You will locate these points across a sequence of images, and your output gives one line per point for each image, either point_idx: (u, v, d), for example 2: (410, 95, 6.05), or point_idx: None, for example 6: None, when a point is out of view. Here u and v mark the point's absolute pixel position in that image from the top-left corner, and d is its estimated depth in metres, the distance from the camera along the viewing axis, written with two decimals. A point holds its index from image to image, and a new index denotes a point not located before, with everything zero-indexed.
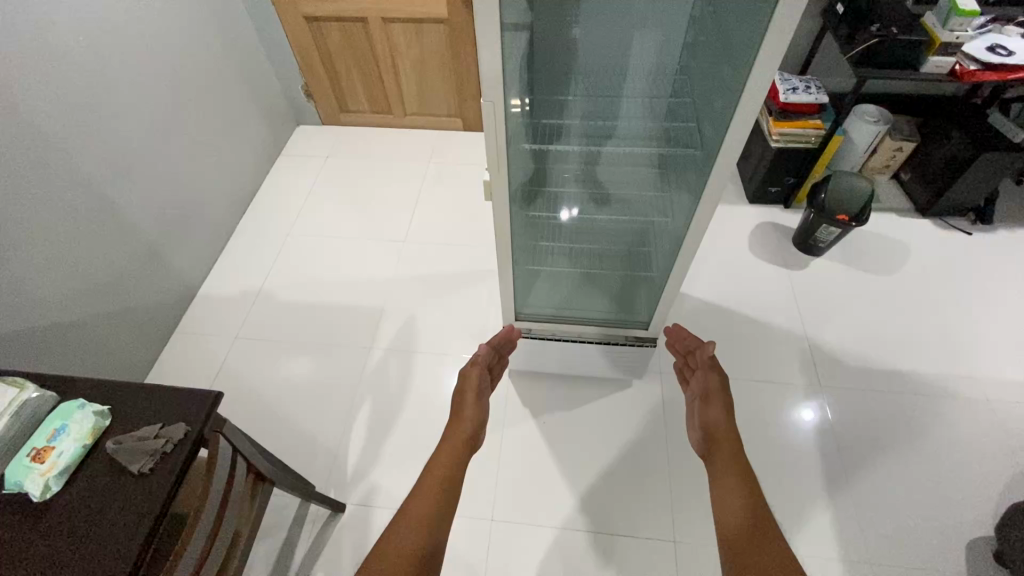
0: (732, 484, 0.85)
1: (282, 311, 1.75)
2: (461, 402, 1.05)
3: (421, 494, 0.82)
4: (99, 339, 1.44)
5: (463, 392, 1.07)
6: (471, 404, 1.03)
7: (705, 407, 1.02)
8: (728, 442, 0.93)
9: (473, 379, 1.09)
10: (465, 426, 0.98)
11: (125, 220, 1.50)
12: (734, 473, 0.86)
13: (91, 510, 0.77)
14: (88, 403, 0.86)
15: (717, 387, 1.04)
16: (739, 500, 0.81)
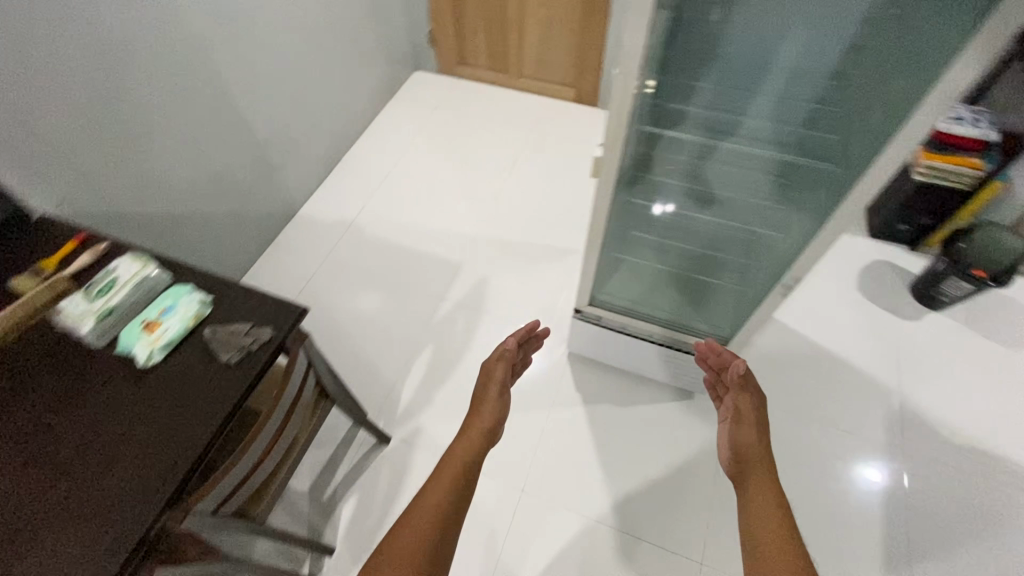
0: (769, 526, 0.80)
1: (368, 246, 1.83)
2: (480, 398, 1.02)
3: (434, 487, 0.84)
4: (210, 236, 1.58)
5: (480, 394, 1.03)
6: (492, 403, 1.00)
7: (740, 429, 0.96)
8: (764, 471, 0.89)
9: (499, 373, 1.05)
10: (476, 432, 0.94)
11: (248, 131, 1.61)
12: (771, 511, 0.82)
13: (182, 385, 0.86)
14: (195, 290, 0.94)
15: (753, 409, 0.98)
16: (774, 542, 0.77)
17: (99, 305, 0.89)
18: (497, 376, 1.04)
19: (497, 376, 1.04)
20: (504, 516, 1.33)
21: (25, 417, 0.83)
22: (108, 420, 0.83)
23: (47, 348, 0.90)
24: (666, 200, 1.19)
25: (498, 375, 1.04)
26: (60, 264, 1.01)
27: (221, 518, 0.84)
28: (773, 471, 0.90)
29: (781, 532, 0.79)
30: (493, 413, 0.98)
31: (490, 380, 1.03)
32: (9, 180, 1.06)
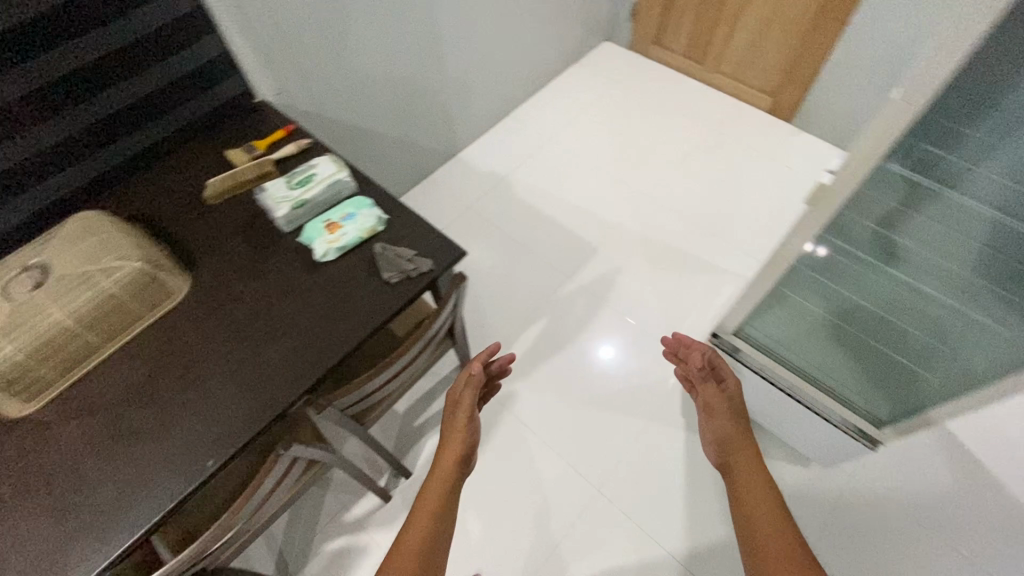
0: (755, 495, 0.85)
1: (513, 204, 1.84)
2: (452, 427, 0.96)
3: (412, 525, 0.82)
4: (382, 155, 1.67)
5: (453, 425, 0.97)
6: (460, 429, 0.95)
7: (721, 423, 0.98)
8: (746, 451, 0.92)
9: (466, 406, 0.97)
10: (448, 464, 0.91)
11: (441, 65, 1.66)
12: (760, 484, 0.86)
13: (342, 289, 0.92)
14: (374, 207, 1.00)
15: (721, 398, 1.02)
16: (761, 504, 0.83)
17: (296, 195, 0.97)
18: (464, 413, 0.97)
19: (465, 407, 0.97)
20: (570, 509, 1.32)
21: (215, 275, 0.94)
22: (279, 298, 0.92)
23: (243, 220, 1.01)
24: (845, 248, 0.98)
25: (467, 406, 0.97)
26: (268, 147, 1.12)
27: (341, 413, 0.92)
28: (753, 443, 0.94)
29: (762, 494, 0.84)
30: (462, 440, 0.94)
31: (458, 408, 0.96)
32: (248, 67, 1.17)
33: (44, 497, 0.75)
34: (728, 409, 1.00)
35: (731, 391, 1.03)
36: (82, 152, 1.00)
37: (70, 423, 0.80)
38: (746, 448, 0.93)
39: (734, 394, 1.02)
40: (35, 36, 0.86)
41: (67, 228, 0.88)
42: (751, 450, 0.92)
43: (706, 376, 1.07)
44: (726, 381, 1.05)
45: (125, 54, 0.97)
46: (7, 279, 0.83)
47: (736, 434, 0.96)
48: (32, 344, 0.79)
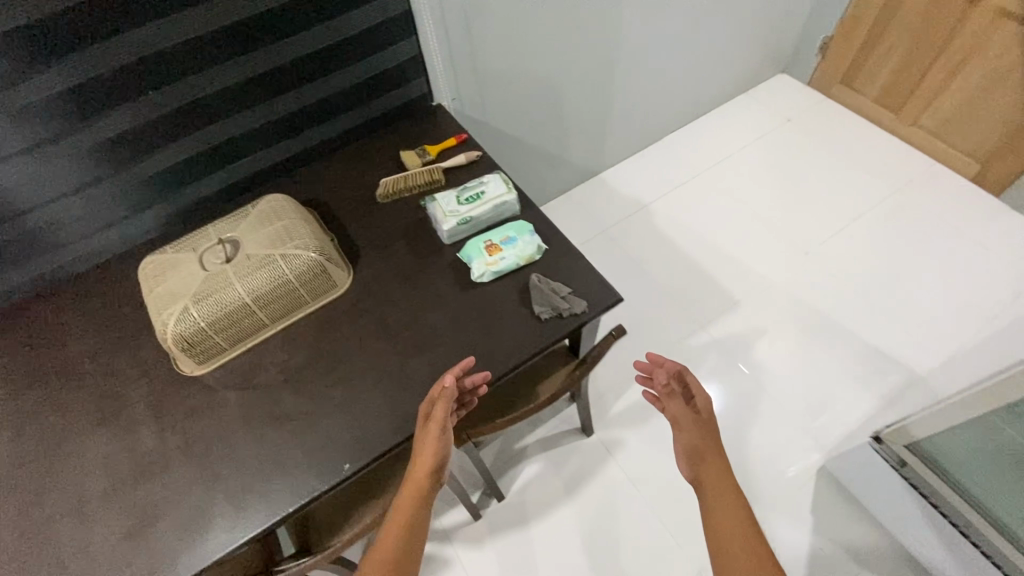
0: (723, 505, 0.78)
1: (651, 236, 1.74)
2: (421, 438, 0.79)
3: None
4: (530, 167, 1.65)
5: (422, 440, 0.79)
6: (429, 445, 0.78)
7: (693, 439, 0.85)
8: (714, 461, 0.82)
9: (435, 422, 0.78)
10: (417, 483, 0.78)
11: (609, 84, 1.60)
12: (725, 494, 0.78)
13: (493, 314, 0.90)
14: (536, 235, 0.96)
15: (690, 412, 0.88)
16: (727, 509, 0.77)
17: (463, 211, 0.96)
18: (434, 429, 0.78)
19: (436, 423, 0.77)
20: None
21: (375, 276, 0.97)
22: (430, 310, 0.92)
23: (409, 225, 1.03)
24: None
25: (438, 422, 0.78)
26: (439, 154, 1.13)
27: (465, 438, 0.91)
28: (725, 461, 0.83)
29: (728, 501, 0.78)
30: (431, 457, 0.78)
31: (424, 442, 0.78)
32: (435, 72, 1.19)
33: (202, 461, 0.81)
34: (696, 423, 0.86)
35: (698, 402, 0.88)
36: (281, 137, 1.09)
37: (233, 396, 0.85)
38: (713, 456, 0.83)
39: (702, 407, 0.87)
40: (266, 32, 0.95)
41: (258, 210, 0.94)
42: (718, 457, 0.83)
43: (673, 389, 0.91)
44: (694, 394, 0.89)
45: (335, 52, 1.03)
46: (203, 249, 0.89)
47: (707, 444, 0.84)
48: (215, 315, 0.84)
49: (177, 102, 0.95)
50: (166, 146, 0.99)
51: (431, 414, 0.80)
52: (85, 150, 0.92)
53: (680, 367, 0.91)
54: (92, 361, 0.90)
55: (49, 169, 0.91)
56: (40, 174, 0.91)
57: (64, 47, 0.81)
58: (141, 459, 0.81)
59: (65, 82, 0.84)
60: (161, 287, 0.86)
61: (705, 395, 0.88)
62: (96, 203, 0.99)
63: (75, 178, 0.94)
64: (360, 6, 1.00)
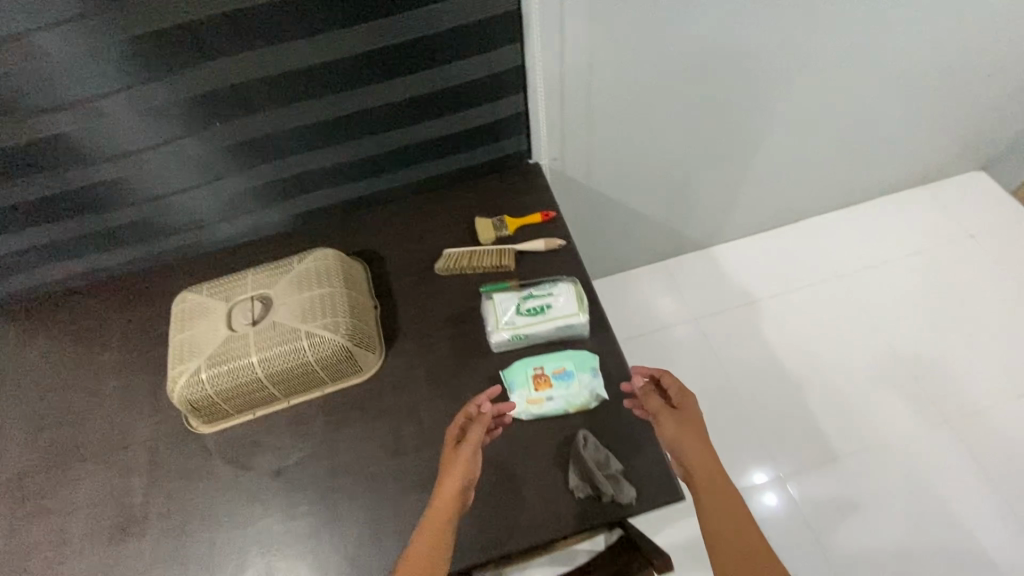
0: (721, 499, 0.62)
1: (750, 342, 1.48)
2: (447, 462, 0.69)
3: None
4: (629, 234, 1.44)
5: (449, 464, 0.69)
6: (459, 466, 0.67)
7: (683, 435, 0.68)
8: (699, 454, 0.66)
9: (469, 441, 0.70)
10: (443, 509, 0.65)
11: (748, 161, 1.33)
12: (722, 487, 0.63)
13: (519, 465, 0.75)
14: (599, 375, 0.79)
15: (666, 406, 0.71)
16: (725, 502, 0.62)
17: (520, 324, 0.81)
18: (467, 447, 0.69)
19: (471, 440, 0.69)
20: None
21: (408, 370, 0.85)
22: None
23: (461, 317, 0.89)
24: None
25: (473, 441, 0.69)
26: (519, 231, 0.97)
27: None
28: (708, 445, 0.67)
29: (725, 495, 0.62)
30: (459, 479, 0.67)
31: (451, 466, 0.68)
32: (539, 132, 1.02)
33: (174, 539, 0.75)
34: (675, 418, 0.70)
35: (678, 399, 0.72)
36: (356, 179, 0.99)
37: (226, 471, 0.79)
38: (694, 450, 0.66)
39: (682, 404, 0.71)
40: (357, 74, 0.84)
41: (303, 266, 0.85)
42: (703, 446, 0.67)
43: (650, 389, 0.75)
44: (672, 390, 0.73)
45: (428, 100, 0.90)
46: (235, 300, 0.82)
47: (689, 436, 0.68)
48: (226, 383, 0.77)
49: (254, 130, 0.87)
50: (237, 171, 0.92)
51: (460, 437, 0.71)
52: (158, 163, 0.88)
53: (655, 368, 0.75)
54: (112, 384, 0.88)
55: (123, 177, 0.88)
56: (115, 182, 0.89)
57: (153, 67, 0.77)
58: (121, 515, 0.77)
59: (150, 100, 0.80)
60: (184, 334, 0.80)
61: (682, 386, 0.72)
62: (163, 217, 0.95)
63: (145, 190, 0.91)
64: (465, 56, 0.86)
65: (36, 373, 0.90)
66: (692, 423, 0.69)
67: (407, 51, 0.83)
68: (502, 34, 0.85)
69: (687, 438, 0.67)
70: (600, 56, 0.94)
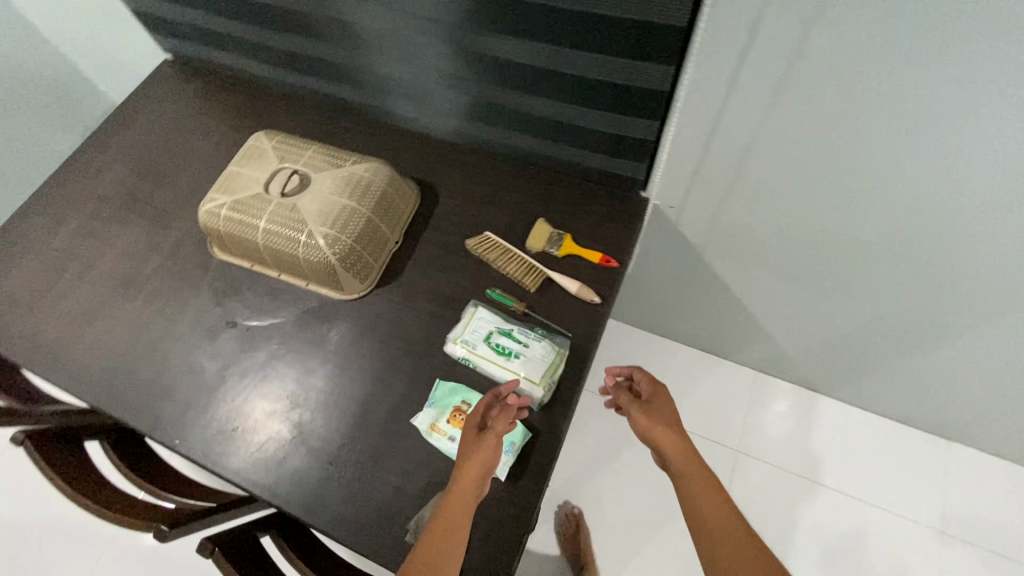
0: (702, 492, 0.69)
1: (774, 516, 1.22)
2: (465, 450, 0.68)
3: None
4: (726, 323, 1.20)
5: (470, 449, 0.67)
6: (478, 454, 0.66)
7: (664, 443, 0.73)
8: (671, 439, 0.73)
9: (490, 434, 0.67)
10: (459, 500, 0.64)
11: (917, 347, 1.00)
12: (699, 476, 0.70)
13: (392, 469, 0.73)
14: (509, 453, 0.71)
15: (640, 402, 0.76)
16: (697, 484, 0.70)
17: (477, 352, 0.76)
18: (489, 440, 0.67)
19: (495, 431, 0.67)
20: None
21: (378, 318, 0.84)
22: (364, 396, 0.78)
23: (454, 304, 0.84)
24: None
25: (495, 436, 0.67)
26: (570, 258, 0.85)
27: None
28: (677, 425, 0.74)
29: (696, 479, 0.70)
30: (478, 469, 0.66)
31: (470, 455, 0.67)
32: (662, 167, 0.84)
33: (145, 317, 0.87)
34: (650, 414, 0.75)
35: (649, 393, 0.77)
36: (458, 114, 0.91)
37: (206, 294, 0.88)
38: (670, 440, 0.73)
39: (651, 396, 0.77)
40: (490, 20, 0.71)
41: (352, 169, 0.84)
42: (675, 429, 0.74)
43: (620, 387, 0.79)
44: (643, 383, 0.78)
45: (550, 78, 0.75)
46: (282, 165, 0.85)
47: (665, 426, 0.74)
48: (234, 229, 0.83)
49: (386, 24, 0.80)
50: (363, 52, 0.88)
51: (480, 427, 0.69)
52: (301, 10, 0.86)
53: (630, 367, 0.80)
54: (189, 170, 1.00)
55: (272, 9, 0.88)
56: (267, 10, 0.89)
57: None
58: (131, 273, 0.91)
59: None
60: (237, 165, 0.86)
61: (651, 378, 0.78)
62: (297, 57, 0.96)
63: (286, 27, 0.90)
64: (612, 54, 0.67)
65: (154, 128, 1.05)
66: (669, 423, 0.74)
67: (541, 15, 0.67)
68: (658, 50, 0.64)
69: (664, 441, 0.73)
70: (772, 132, 0.71)
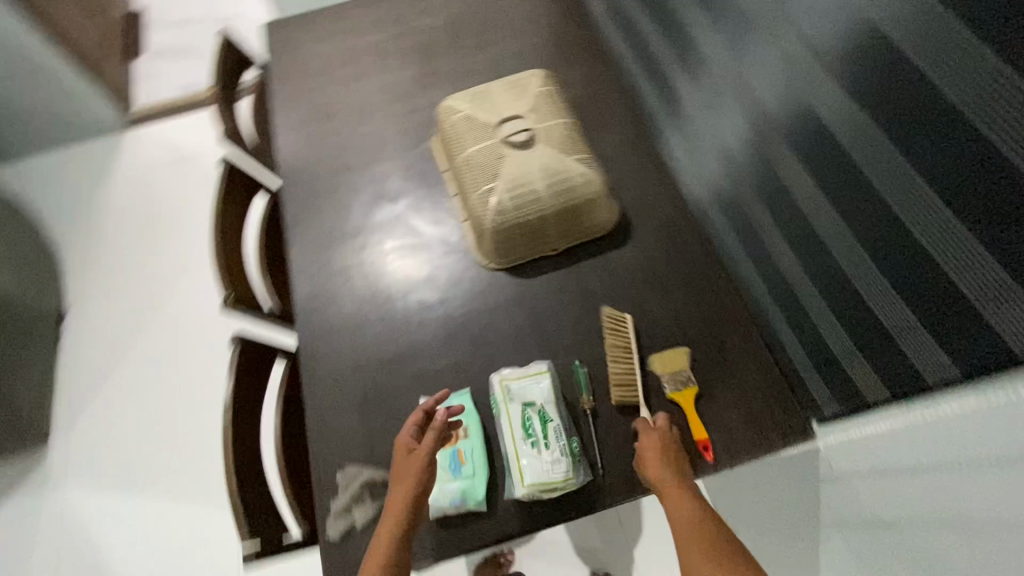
0: (675, 505, 0.61)
1: None
2: (399, 470, 0.65)
3: None
4: None
5: (399, 477, 0.64)
6: (410, 476, 0.63)
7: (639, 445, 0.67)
8: (658, 471, 0.63)
9: (420, 453, 0.64)
10: (394, 520, 0.62)
11: None
12: (668, 469, 0.63)
13: (381, 417, 0.76)
14: (450, 503, 0.67)
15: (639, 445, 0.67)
16: (683, 509, 0.60)
17: (507, 405, 0.70)
18: (418, 458, 0.64)
19: (423, 452, 0.64)
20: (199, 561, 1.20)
21: (481, 298, 0.82)
22: (416, 346, 0.80)
23: (542, 347, 0.78)
24: None
25: (424, 455, 0.64)
26: (671, 408, 0.71)
27: (233, 386, 0.75)
28: (674, 457, 0.65)
29: (681, 504, 0.60)
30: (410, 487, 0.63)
31: (404, 476, 0.64)
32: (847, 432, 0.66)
33: (355, 145, 0.97)
34: (643, 454, 0.66)
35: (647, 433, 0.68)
36: (727, 206, 0.81)
37: (402, 165, 0.94)
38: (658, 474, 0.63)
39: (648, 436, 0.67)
40: (822, 163, 0.60)
41: (569, 163, 0.78)
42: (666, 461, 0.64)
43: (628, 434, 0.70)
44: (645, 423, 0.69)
45: (831, 267, 0.63)
46: (526, 113, 0.81)
47: (653, 460, 0.64)
48: (452, 136, 0.84)
49: (740, 95, 0.73)
50: (702, 96, 0.82)
51: (410, 445, 0.66)
52: (692, 21, 0.81)
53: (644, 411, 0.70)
54: (478, 56, 1.02)
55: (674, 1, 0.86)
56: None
57: None
58: (376, 106, 1.00)
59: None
60: (498, 86, 0.85)
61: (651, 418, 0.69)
62: (654, 47, 0.92)
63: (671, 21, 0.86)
64: (904, 299, 0.53)
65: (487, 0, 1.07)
66: (653, 433, 0.67)
67: (877, 216, 0.54)
68: (958, 340, 0.48)
69: (640, 455, 0.66)
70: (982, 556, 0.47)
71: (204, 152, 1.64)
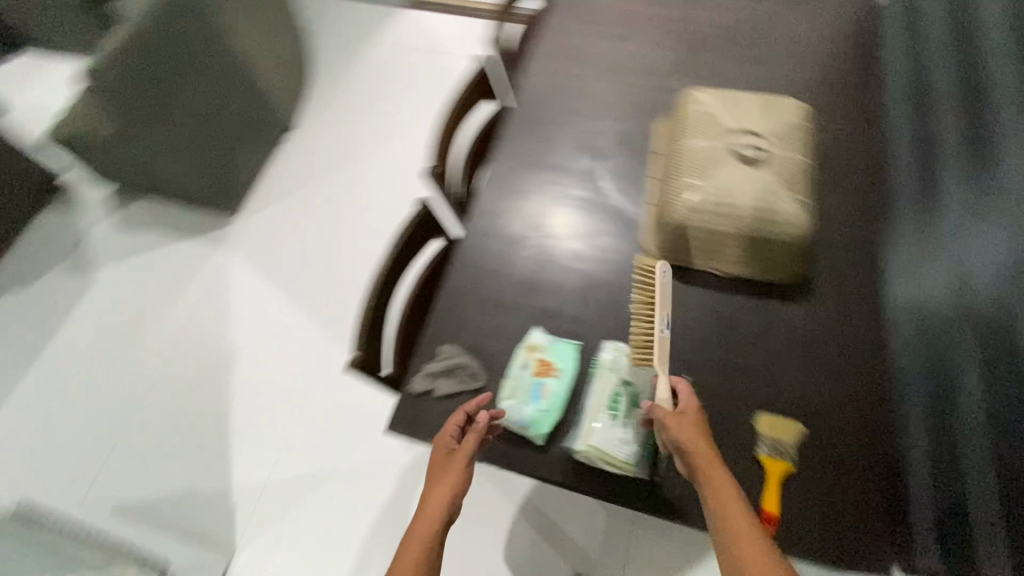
0: (722, 494, 0.60)
1: None
2: (434, 475, 0.68)
3: None
4: None
5: (437, 477, 0.67)
6: (447, 478, 0.66)
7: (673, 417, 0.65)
8: (701, 454, 0.63)
9: (458, 458, 0.68)
10: (427, 521, 0.65)
11: None
12: (708, 453, 0.63)
13: (498, 322, 0.82)
14: (520, 423, 0.73)
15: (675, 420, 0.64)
16: (731, 502, 0.60)
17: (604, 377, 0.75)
18: (458, 463, 0.67)
19: (463, 455, 0.67)
20: (291, 361, 1.41)
21: (632, 274, 0.84)
22: (555, 284, 0.85)
23: None
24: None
25: (462, 460, 0.67)
26: (756, 467, 0.69)
27: (400, 239, 0.87)
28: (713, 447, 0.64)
29: (728, 496, 0.60)
30: (447, 490, 0.66)
31: (441, 478, 0.67)
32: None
33: (593, 94, 1.02)
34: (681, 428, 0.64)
35: (682, 407, 0.66)
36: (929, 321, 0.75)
37: (624, 130, 0.97)
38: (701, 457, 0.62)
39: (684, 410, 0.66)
40: None
41: (786, 197, 0.75)
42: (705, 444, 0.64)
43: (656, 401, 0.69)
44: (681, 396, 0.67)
45: None
46: (768, 135, 0.80)
47: (695, 438, 0.63)
48: (683, 124, 0.84)
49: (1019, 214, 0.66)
50: (971, 200, 0.74)
51: (448, 449, 0.69)
52: (1004, 114, 0.71)
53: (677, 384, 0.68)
54: (745, 66, 1.00)
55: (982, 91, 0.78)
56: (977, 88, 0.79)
57: None
58: (628, 69, 1.03)
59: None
60: (755, 100, 0.84)
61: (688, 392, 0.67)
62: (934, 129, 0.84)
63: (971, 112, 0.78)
64: None
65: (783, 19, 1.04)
66: (691, 411, 0.66)
67: None
68: None
69: (674, 425, 0.64)
70: None
71: (454, 53, 1.82)
